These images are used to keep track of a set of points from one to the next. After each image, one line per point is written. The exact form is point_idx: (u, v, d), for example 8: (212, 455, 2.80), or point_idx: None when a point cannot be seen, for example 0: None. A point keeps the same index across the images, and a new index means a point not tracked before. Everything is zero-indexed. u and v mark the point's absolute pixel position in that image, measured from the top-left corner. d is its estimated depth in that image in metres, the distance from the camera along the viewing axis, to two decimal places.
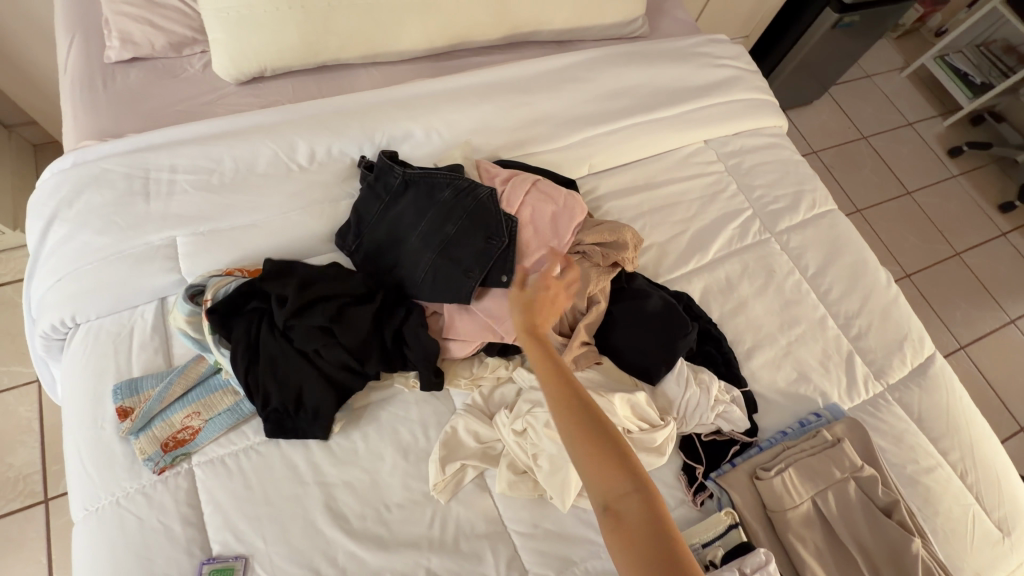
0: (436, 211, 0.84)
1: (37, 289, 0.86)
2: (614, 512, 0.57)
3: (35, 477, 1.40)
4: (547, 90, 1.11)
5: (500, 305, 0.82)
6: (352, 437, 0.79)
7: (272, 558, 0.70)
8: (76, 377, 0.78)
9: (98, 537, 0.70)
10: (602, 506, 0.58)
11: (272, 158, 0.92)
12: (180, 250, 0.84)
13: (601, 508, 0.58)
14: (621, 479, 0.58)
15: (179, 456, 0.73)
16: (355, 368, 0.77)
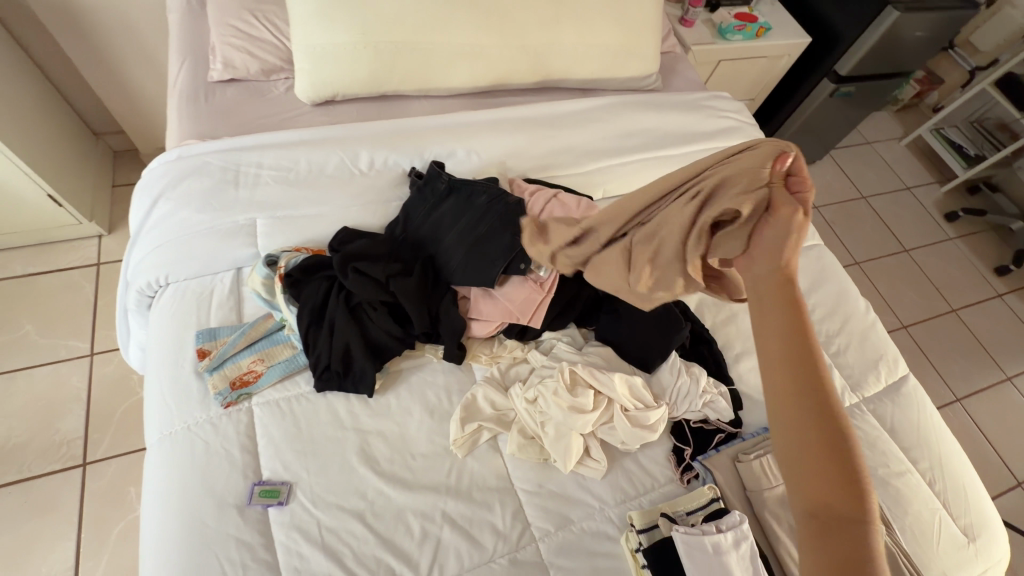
0: (472, 211, 1.00)
1: (136, 254, 1.02)
2: (820, 522, 0.49)
3: (77, 441, 1.52)
4: (572, 126, 1.30)
5: (517, 291, 0.95)
6: (387, 394, 0.92)
7: (313, 487, 0.82)
8: (162, 325, 0.93)
9: (169, 456, 0.82)
10: (806, 511, 0.50)
11: (339, 163, 1.10)
12: (258, 230, 1.01)
13: (804, 511, 0.50)
14: (846, 504, 0.49)
15: (242, 395, 0.86)
16: (396, 334, 0.91)
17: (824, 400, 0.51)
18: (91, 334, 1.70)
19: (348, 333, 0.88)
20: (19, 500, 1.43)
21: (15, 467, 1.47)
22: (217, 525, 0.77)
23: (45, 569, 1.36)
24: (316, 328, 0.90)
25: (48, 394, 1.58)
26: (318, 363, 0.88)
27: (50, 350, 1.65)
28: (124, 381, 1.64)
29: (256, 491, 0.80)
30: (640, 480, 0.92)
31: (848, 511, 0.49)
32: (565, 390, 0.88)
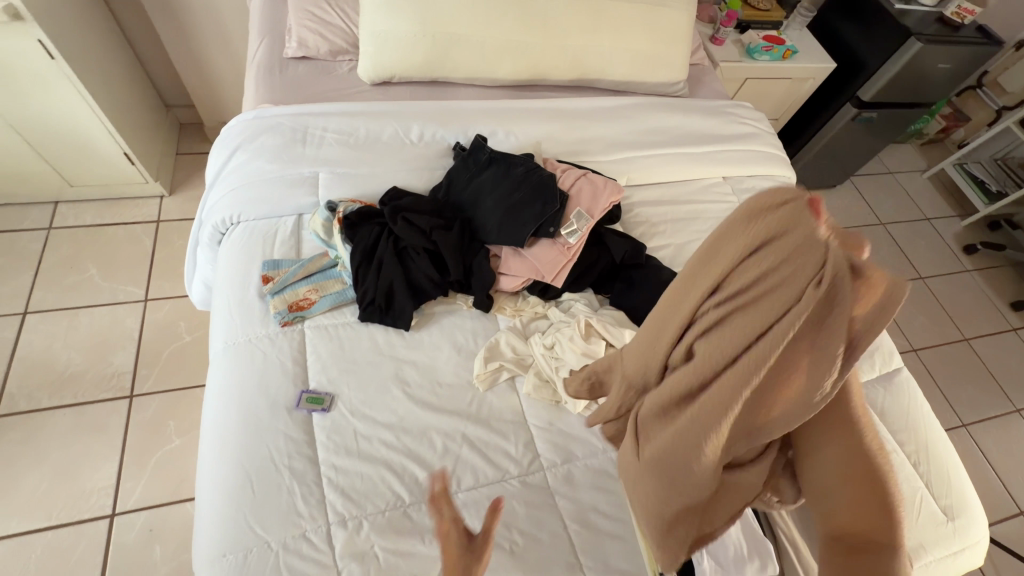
0: (508, 179, 1.12)
1: (212, 196, 1.17)
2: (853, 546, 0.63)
3: (127, 375, 1.67)
4: (603, 120, 1.42)
5: (545, 252, 1.07)
6: (421, 331, 1.03)
7: (352, 400, 0.93)
8: (231, 256, 1.07)
9: (231, 362, 0.95)
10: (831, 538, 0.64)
11: (394, 133, 1.24)
12: (320, 183, 1.15)
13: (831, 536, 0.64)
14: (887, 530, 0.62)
15: (297, 317, 0.99)
16: (435, 278, 1.03)
17: (859, 435, 0.64)
18: (146, 282, 1.86)
19: (393, 273, 1.01)
20: (73, 422, 1.57)
21: (72, 392, 1.61)
22: (271, 421, 0.89)
23: (92, 485, 1.49)
24: (365, 266, 1.02)
25: (105, 331, 1.74)
26: (365, 296, 1.00)
27: (110, 293, 1.81)
28: (172, 327, 1.79)
29: (304, 397, 0.91)
30: None
31: (887, 530, 0.62)
32: (580, 337, 0.99)
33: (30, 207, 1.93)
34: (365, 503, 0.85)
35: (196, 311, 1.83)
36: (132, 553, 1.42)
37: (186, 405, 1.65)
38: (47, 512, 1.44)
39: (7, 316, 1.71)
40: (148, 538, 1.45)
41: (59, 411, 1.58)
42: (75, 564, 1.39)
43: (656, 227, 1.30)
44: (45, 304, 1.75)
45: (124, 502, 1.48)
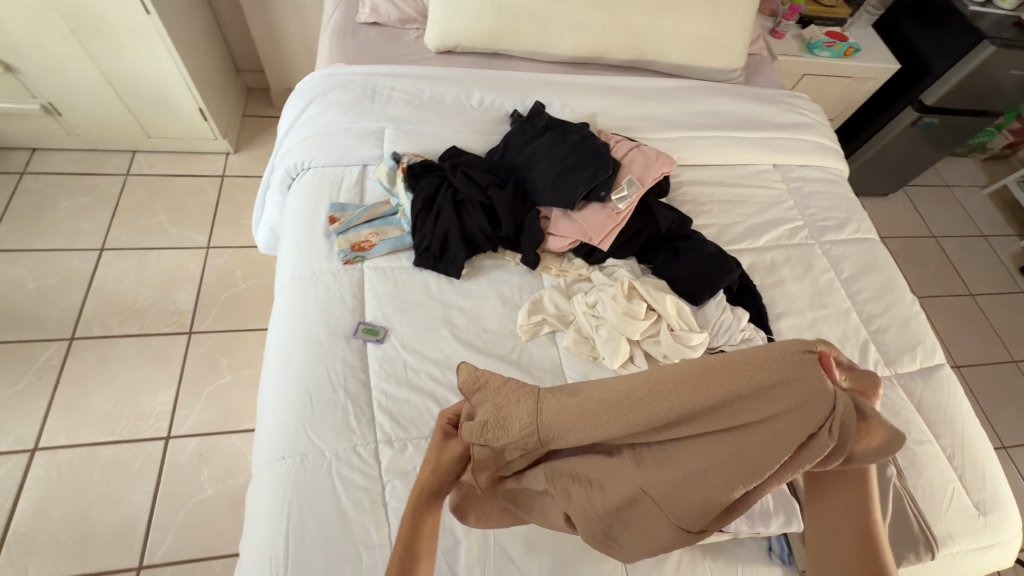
0: (564, 144, 1.17)
1: (286, 144, 1.26)
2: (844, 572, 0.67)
3: (186, 313, 1.80)
4: (657, 100, 1.45)
5: (593, 215, 1.12)
6: (471, 281, 1.09)
7: (404, 335, 1.00)
8: (300, 198, 1.15)
9: (297, 292, 1.03)
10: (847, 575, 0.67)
11: (456, 97, 1.31)
12: (385, 138, 1.22)
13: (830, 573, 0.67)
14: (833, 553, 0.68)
15: (358, 257, 1.07)
16: (487, 230, 1.09)
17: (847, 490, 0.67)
18: (209, 231, 1.99)
19: (449, 222, 1.07)
20: (138, 351, 1.71)
21: (138, 324, 1.75)
22: (330, 346, 0.96)
23: (151, 408, 1.63)
24: (423, 215, 1.09)
25: (170, 272, 1.87)
26: (422, 243, 1.07)
27: (176, 238, 1.95)
28: (229, 274, 1.91)
29: (361, 328, 0.99)
30: None
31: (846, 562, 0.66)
32: (622, 298, 1.03)
33: (111, 154, 2.10)
34: (411, 428, 0.91)
35: (252, 261, 1.95)
36: (183, 473, 1.55)
37: (237, 346, 1.77)
38: (111, 428, 1.58)
39: (86, 250, 1.87)
40: (198, 462, 1.57)
41: (126, 339, 1.72)
42: (133, 476, 1.52)
43: (702, 207, 1.32)
44: (119, 243, 1.90)
45: (179, 427, 1.61)
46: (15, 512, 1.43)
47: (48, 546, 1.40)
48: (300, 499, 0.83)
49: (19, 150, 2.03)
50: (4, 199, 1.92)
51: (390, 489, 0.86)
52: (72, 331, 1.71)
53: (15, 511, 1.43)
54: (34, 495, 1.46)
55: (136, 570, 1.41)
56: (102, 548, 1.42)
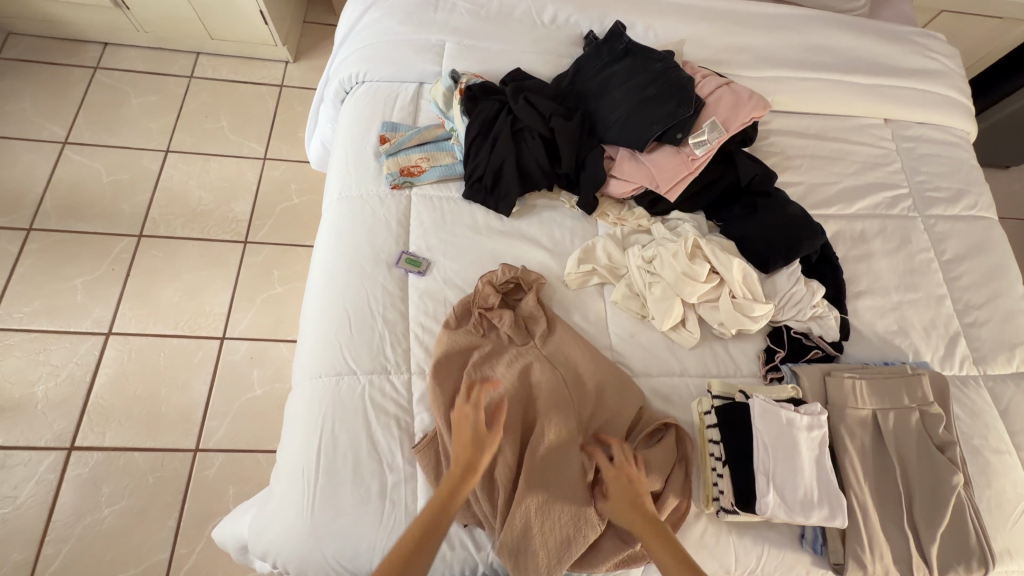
0: (642, 75, 1.03)
1: (342, 52, 1.19)
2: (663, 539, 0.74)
3: (242, 222, 1.85)
4: (758, 29, 1.24)
5: (665, 160, 1.00)
6: (521, 220, 1.03)
7: (447, 270, 0.97)
8: (353, 113, 1.10)
9: (342, 213, 1.00)
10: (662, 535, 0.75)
11: (527, 11, 1.18)
12: (445, 53, 1.13)
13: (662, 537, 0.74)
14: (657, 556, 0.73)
15: (407, 183, 1.02)
16: (544, 166, 1.01)
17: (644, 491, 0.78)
18: (266, 141, 1.99)
19: (505, 153, 0.99)
20: (199, 253, 1.79)
21: (200, 227, 1.83)
22: (372, 272, 0.95)
23: (209, 308, 1.73)
24: (479, 142, 1.01)
25: (229, 179, 1.91)
26: (473, 172, 1.00)
27: (236, 146, 1.97)
28: (285, 186, 1.93)
29: (403, 258, 0.96)
30: (726, 363, 0.96)
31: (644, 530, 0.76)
32: (684, 257, 0.95)
33: (178, 54, 2.10)
34: None
35: (305, 176, 1.96)
36: (236, 371, 1.66)
37: (289, 259, 1.82)
38: (174, 322, 1.70)
39: (154, 150, 1.92)
40: (250, 362, 1.68)
41: (188, 241, 1.80)
42: (193, 367, 1.65)
43: (790, 160, 1.16)
44: (183, 146, 1.94)
45: (234, 328, 1.71)
46: (94, 385, 1.60)
47: (122, 419, 1.57)
48: (333, 417, 0.85)
49: (94, 42, 2.06)
50: (80, 93, 1.98)
51: (419, 420, 0.87)
52: (141, 227, 1.80)
53: (94, 384, 1.60)
54: (109, 373, 1.62)
55: (194, 450, 1.56)
56: (166, 427, 1.58)
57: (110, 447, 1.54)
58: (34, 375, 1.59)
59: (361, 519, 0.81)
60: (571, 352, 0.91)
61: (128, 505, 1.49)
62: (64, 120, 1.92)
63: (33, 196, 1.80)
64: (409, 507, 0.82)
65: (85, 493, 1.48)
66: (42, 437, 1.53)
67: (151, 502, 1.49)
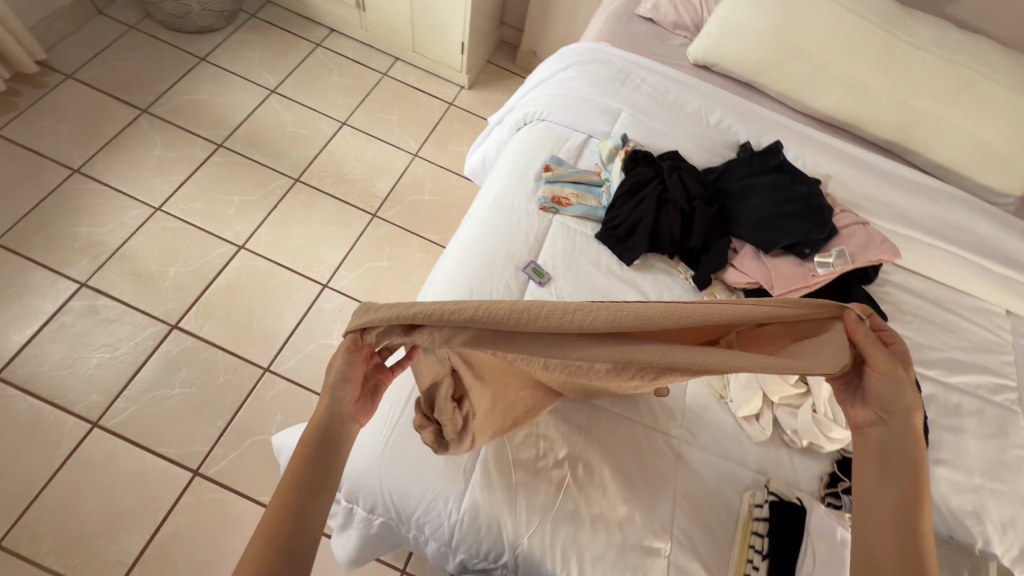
0: (788, 191, 1.15)
1: (534, 91, 1.42)
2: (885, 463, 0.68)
3: (377, 199, 2.11)
4: (899, 190, 1.33)
5: (786, 267, 1.09)
6: (639, 273, 1.14)
7: (562, 291, 1.08)
8: (526, 139, 1.30)
9: (491, 214, 1.17)
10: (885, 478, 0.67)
11: (696, 109, 1.35)
12: (619, 119, 1.31)
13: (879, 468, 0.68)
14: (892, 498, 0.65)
15: (553, 209, 1.17)
16: (674, 235, 1.13)
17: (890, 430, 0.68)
18: (421, 142, 2.29)
19: (646, 213, 1.12)
20: (334, 210, 2.05)
21: (343, 191, 2.10)
22: (501, 268, 1.08)
23: (324, 257, 1.95)
24: (626, 198, 1.16)
25: (381, 162, 2.20)
26: (612, 221, 1.14)
27: (396, 138, 2.27)
28: (422, 183, 2.18)
29: (530, 267, 1.09)
30: (787, 473, 0.98)
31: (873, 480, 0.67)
32: None
33: (381, 54, 2.49)
34: None
35: (442, 181, 2.21)
36: (324, 317, 1.84)
37: (402, 243, 2.03)
38: (293, 258, 1.93)
39: (334, 119, 2.26)
40: (338, 315, 1.85)
41: (330, 198, 2.07)
42: (291, 300, 1.85)
43: (901, 313, 1.20)
44: (357, 123, 2.27)
45: (336, 281, 1.91)
46: (211, 284, 1.83)
47: (220, 319, 1.77)
48: None
49: (324, 27, 2.51)
50: (299, 59, 2.39)
51: None
52: (299, 174, 2.10)
53: (212, 282, 1.83)
54: (228, 278, 1.85)
55: (264, 370, 1.72)
56: (250, 340, 1.76)
57: (202, 338, 1.73)
58: (170, 258, 1.85)
59: (421, 467, 0.89)
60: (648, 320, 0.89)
61: (194, 392, 1.64)
62: (278, 75, 2.32)
63: (231, 123, 2.16)
64: (465, 474, 0.89)
65: (167, 368, 1.67)
66: (157, 308, 1.75)
67: (213, 397, 1.64)
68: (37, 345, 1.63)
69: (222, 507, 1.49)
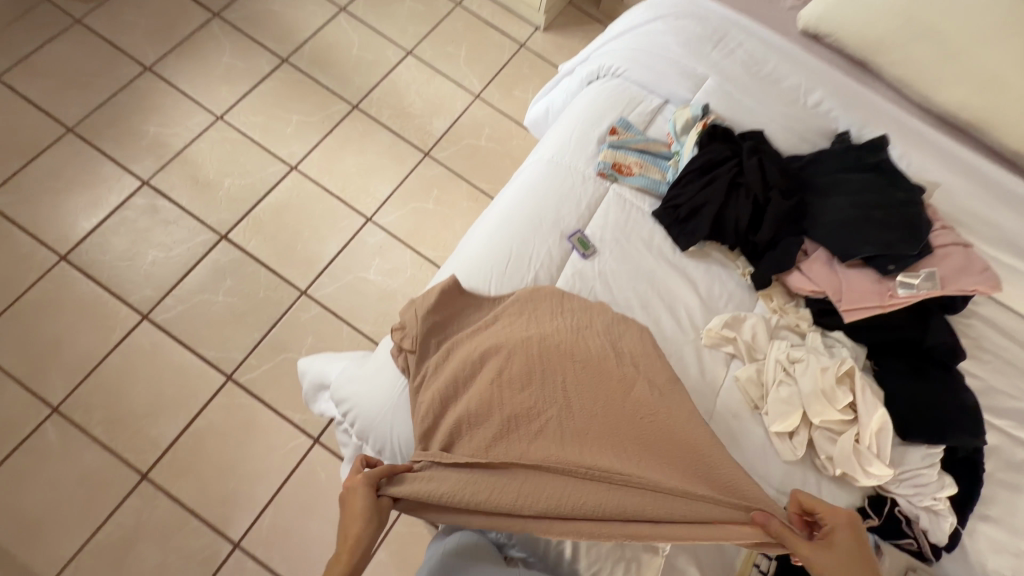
0: (882, 194, 1.01)
1: (614, 42, 1.29)
2: None
3: (432, 138, 2.05)
4: (1016, 212, 1.15)
5: (861, 281, 0.98)
6: (692, 261, 1.05)
7: (605, 266, 1.02)
8: (596, 95, 1.19)
9: (544, 172, 1.09)
10: None
11: (795, 86, 1.19)
12: (703, 86, 1.18)
13: None
14: None
15: (612, 176, 1.08)
16: (740, 226, 1.02)
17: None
18: (486, 84, 2.17)
19: (713, 196, 1.02)
20: (388, 144, 2.01)
21: (400, 125, 2.05)
22: (545, 232, 1.02)
23: (372, 190, 1.93)
24: (694, 176, 1.06)
25: (441, 99, 2.12)
26: (673, 199, 1.05)
27: (461, 76, 2.17)
28: (480, 127, 2.10)
29: (577, 236, 1.03)
30: (811, 499, 0.93)
31: None
32: (830, 377, 0.92)
33: None
34: None
35: (501, 128, 2.11)
36: (364, 250, 1.85)
37: (451, 187, 1.98)
38: (342, 186, 1.92)
39: (400, 47, 2.18)
40: (378, 250, 1.85)
41: (386, 131, 2.03)
42: (335, 229, 1.86)
43: (981, 351, 1.07)
44: (423, 55, 2.18)
45: (381, 216, 1.90)
46: (262, 201, 1.86)
47: (267, 237, 1.81)
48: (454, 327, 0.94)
49: None
50: None
51: None
52: (359, 101, 2.06)
53: (263, 199, 1.86)
54: (278, 197, 1.87)
55: (302, 292, 1.76)
56: (292, 261, 1.79)
57: (248, 252, 1.78)
58: (227, 169, 1.88)
59: None
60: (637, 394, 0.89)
61: (235, 303, 1.71)
62: None
63: (299, 38, 2.12)
64: None
65: (213, 276, 1.73)
66: (210, 216, 1.81)
67: (253, 311, 1.71)
68: (101, 234, 1.72)
69: (249, 414, 1.58)
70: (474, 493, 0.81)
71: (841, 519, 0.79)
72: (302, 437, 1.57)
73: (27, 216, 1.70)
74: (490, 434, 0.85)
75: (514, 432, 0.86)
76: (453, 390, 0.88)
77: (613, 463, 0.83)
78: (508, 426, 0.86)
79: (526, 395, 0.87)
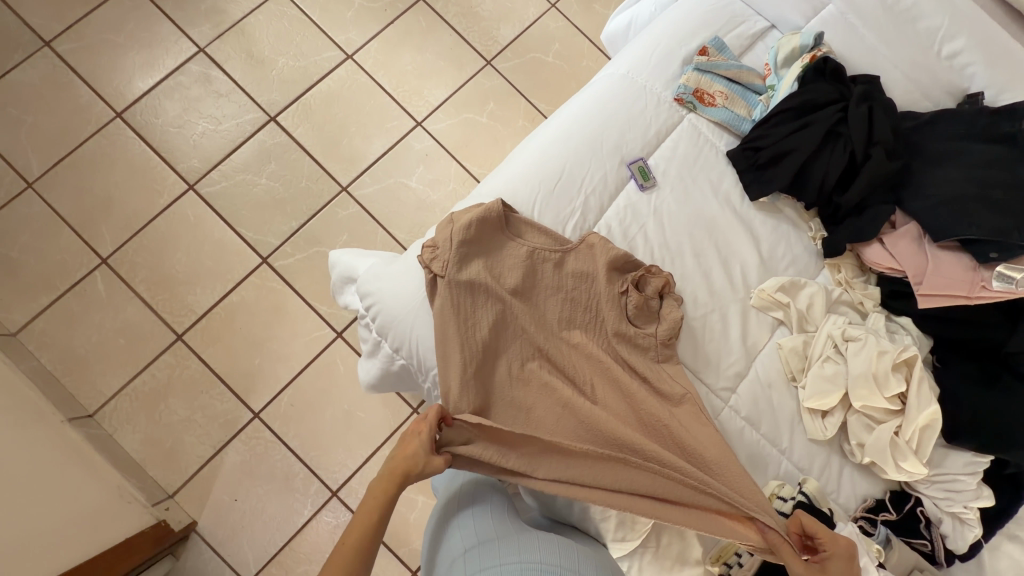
0: (1005, 172, 0.87)
1: None
2: None
3: (496, 46, 1.89)
4: None
5: (951, 265, 0.86)
6: (760, 214, 0.95)
7: (664, 203, 0.93)
8: (691, 7, 1.03)
9: (616, 88, 0.97)
10: None
11: (933, 27, 0.98)
12: (820, 14, 1.01)
13: None
14: None
15: (690, 104, 0.96)
16: (825, 182, 0.91)
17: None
18: None
19: (804, 144, 0.90)
20: (450, 45, 1.88)
21: (465, 26, 1.90)
22: (604, 155, 0.93)
23: (426, 93, 1.83)
24: (786, 118, 0.93)
25: (513, 3, 1.94)
26: (755, 140, 0.93)
27: None
28: (549, 41, 1.93)
29: (638, 164, 0.93)
30: (830, 481, 0.89)
31: None
32: (886, 363, 0.84)
33: None
34: None
35: (572, 46, 1.94)
36: (410, 155, 1.78)
37: (508, 103, 1.86)
38: (396, 84, 1.83)
39: None
40: (423, 158, 1.79)
41: (449, 30, 1.89)
42: (383, 128, 1.79)
43: None
44: None
45: (431, 122, 1.81)
46: (314, 87, 1.79)
47: (314, 126, 1.76)
48: None
49: None
50: None
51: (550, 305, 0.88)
52: None
53: (315, 86, 1.79)
54: (330, 86, 1.80)
55: (342, 189, 1.73)
56: (337, 156, 1.75)
57: (295, 139, 1.75)
58: (281, 48, 1.80)
59: None
60: (645, 367, 0.86)
61: (277, 188, 1.70)
62: None
63: None
64: None
65: (258, 158, 1.72)
66: (261, 95, 1.76)
67: (293, 199, 1.70)
68: (155, 97, 1.71)
69: (279, 298, 1.62)
70: (490, 446, 0.81)
71: (839, 548, 0.77)
72: (326, 329, 1.60)
73: (86, 67, 1.70)
74: (526, 394, 0.85)
75: (548, 393, 0.85)
76: (494, 337, 0.84)
77: (637, 444, 0.83)
78: (544, 388, 0.85)
79: (561, 362, 0.86)
